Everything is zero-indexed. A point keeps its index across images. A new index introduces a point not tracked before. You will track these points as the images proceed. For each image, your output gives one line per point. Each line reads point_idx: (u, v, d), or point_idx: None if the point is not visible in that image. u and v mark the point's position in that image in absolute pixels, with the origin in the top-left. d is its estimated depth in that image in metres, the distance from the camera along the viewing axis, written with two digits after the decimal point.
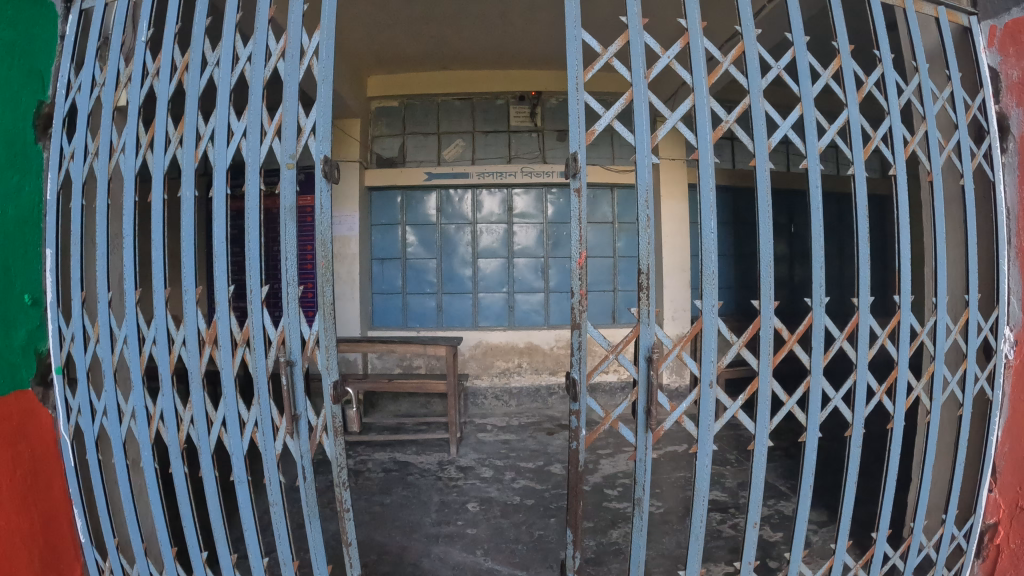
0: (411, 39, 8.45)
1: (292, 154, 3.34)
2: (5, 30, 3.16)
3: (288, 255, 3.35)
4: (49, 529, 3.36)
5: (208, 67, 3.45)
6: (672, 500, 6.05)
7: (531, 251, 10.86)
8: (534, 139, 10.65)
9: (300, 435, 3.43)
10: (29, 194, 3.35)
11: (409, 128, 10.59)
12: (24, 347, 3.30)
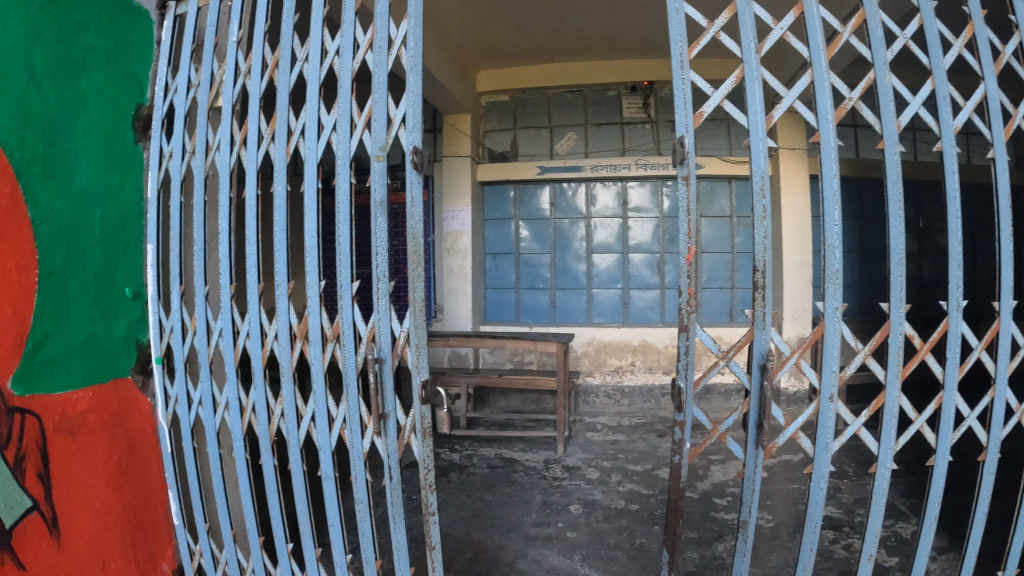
0: (519, 30, 8.32)
1: (383, 145, 3.28)
2: (103, 38, 3.30)
3: (378, 250, 3.29)
4: (143, 511, 3.50)
5: (298, 62, 3.44)
6: (783, 513, 5.62)
7: (646, 246, 10.49)
8: (648, 131, 10.25)
9: (388, 435, 3.34)
10: (129, 193, 3.50)
11: (521, 123, 10.52)
12: (124, 338, 3.45)
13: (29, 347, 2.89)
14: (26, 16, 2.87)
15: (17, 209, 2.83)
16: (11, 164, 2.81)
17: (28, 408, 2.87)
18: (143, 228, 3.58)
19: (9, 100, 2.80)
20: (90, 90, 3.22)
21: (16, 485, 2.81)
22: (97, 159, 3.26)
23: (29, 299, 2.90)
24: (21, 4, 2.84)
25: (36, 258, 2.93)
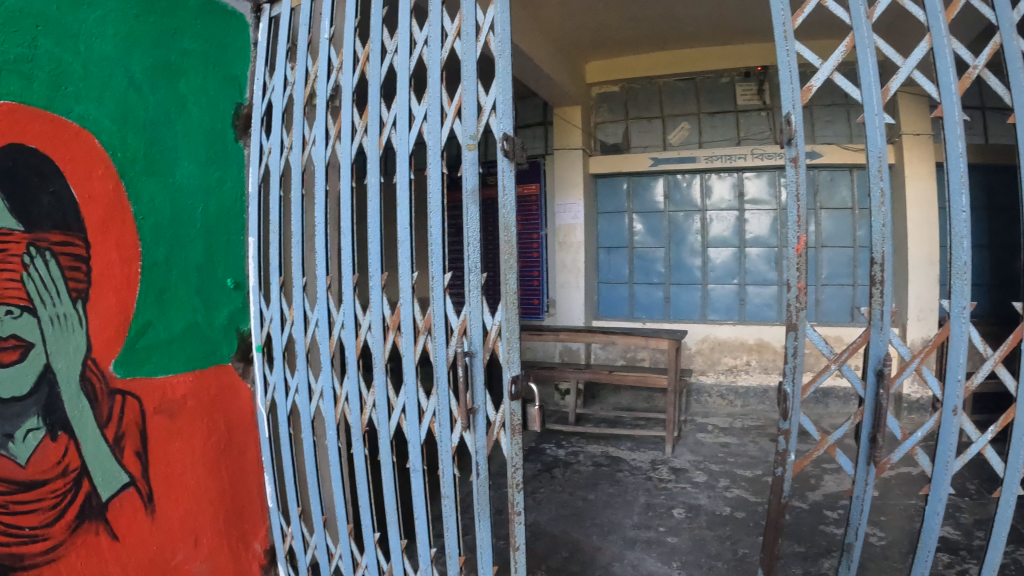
0: (626, 18, 8.08)
1: (473, 133, 3.06)
2: (198, 43, 3.44)
3: (470, 240, 3.07)
4: (237, 492, 3.61)
5: (389, 54, 3.35)
6: (896, 531, 5.19)
7: (764, 240, 9.97)
8: (765, 119, 9.73)
9: (477, 429, 3.12)
10: (231, 188, 3.64)
11: (632, 114, 10.28)
12: (225, 326, 3.59)
13: (131, 333, 3.03)
14: (122, 26, 3.02)
15: (120, 204, 2.98)
16: (113, 162, 2.96)
17: (129, 390, 3.01)
18: (245, 222, 3.72)
19: (109, 104, 2.96)
20: (188, 93, 3.36)
21: (114, 460, 2.94)
22: (197, 157, 3.41)
23: (132, 289, 3.03)
24: (116, 14, 3.00)
25: (139, 250, 3.07)
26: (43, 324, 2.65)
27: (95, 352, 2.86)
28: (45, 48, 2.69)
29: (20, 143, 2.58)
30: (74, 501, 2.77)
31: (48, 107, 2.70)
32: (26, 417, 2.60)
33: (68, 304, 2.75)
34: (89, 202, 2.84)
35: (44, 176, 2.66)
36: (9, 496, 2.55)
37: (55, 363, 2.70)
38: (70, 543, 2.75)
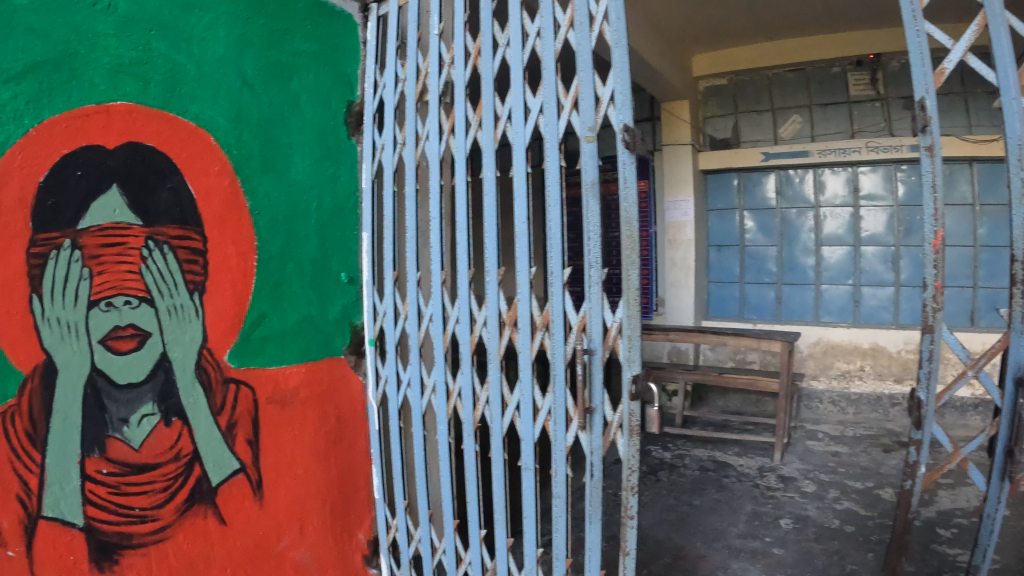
0: (724, 7, 7.80)
1: (593, 126, 2.71)
2: (305, 43, 3.40)
3: (590, 236, 2.65)
4: (345, 482, 3.62)
5: (500, 46, 2.94)
6: (1015, 554, 4.79)
7: (880, 238, 9.46)
8: (878, 110, 9.17)
9: (593, 429, 2.70)
10: (345, 184, 3.61)
11: (742, 107, 9.91)
12: (339, 320, 3.58)
13: (246, 324, 3.12)
14: (235, 27, 3.08)
15: (236, 200, 3.07)
16: (228, 159, 3.05)
17: (243, 380, 3.11)
18: (360, 217, 3.66)
19: (224, 104, 3.04)
20: (301, 91, 3.38)
21: (226, 447, 3.06)
22: (312, 153, 3.43)
23: (247, 282, 3.11)
24: (229, 16, 3.05)
25: (254, 245, 3.14)
26: (160, 314, 2.80)
27: (211, 342, 2.98)
28: (160, 52, 2.81)
29: (137, 142, 2.73)
30: (185, 485, 2.90)
31: (164, 108, 2.82)
32: (141, 403, 2.76)
33: (186, 296, 2.88)
34: (206, 197, 2.95)
35: (162, 173, 2.80)
36: (123, 476, 2.70)
37: (171, 352, 2.85)
38: (178, 525, 2.88)
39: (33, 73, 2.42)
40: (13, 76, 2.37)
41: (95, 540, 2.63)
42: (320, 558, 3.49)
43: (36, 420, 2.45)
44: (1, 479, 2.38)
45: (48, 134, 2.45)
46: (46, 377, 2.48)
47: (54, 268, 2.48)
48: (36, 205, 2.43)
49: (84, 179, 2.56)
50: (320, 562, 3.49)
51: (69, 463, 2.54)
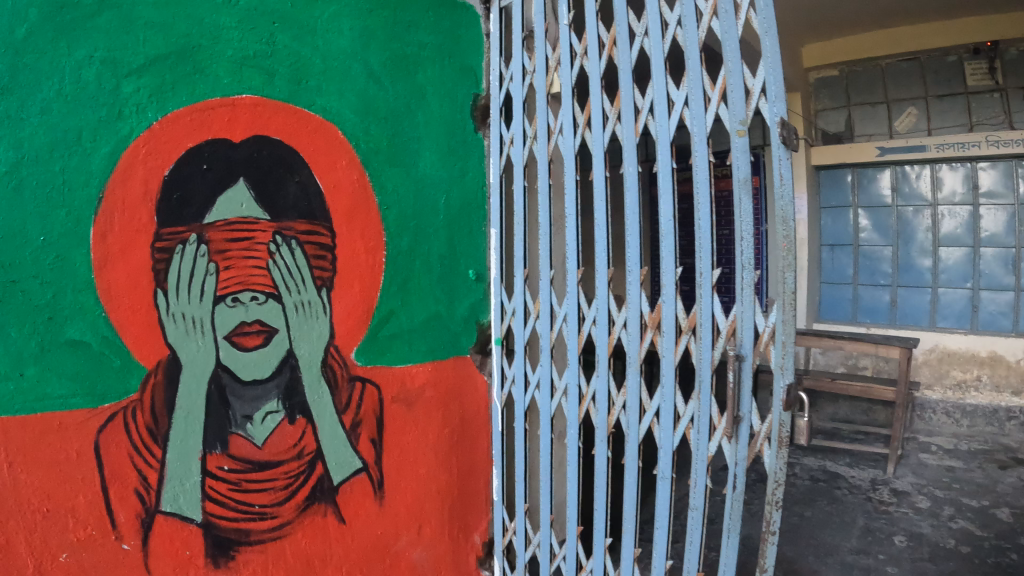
0: None
1: (744, 119, 2.63)
2: (429, 35, 3.33)
3: (743, 233, 2.62)
4: (465, 484, 3.55)
5: (639, 36, 2.90)
6: None
7: (1001, 238, 9.03)
8: (998, 101, 8.80)
9: (739, 440, 2.69)
10: (473, 179, 3.55)
11: (855, 100, 9.73)
12: (467, 317, 3.53)
13: (376, 321, 3.10)
14: (359, 19, 3.04)
15: (364, 195, 3.05)
16: (357, 152, 3.04)
17: (369, 378, 3.10)
18: (487, 214, 3.60)
19: (351, 97, 3.02)
20: (427, 83, 3.33)
21: (348, 446, 3.04)
22: (439, 148, 3.38)
23: (376, 277, 3.10)
24: (353, 8, 3.02)
25: (383, 240, 3.13)
26: (287, 310, 2.79)
27: (338, 338, 2.97)
28: (284, 44, 2.78)
29: (264, 134, 2.74)
30: (306, 483, 2.88)
31: (290, 100, 2.81)
32: (266, 400, 2.76)
33: (314, 292, 2.87)
34: (334, 191, 2.94)
35: (290, 168, 2.81)
36: (243, 473, 2.70)
37: (298, 348, 2.85)
38: (297, 522, 2.86)
39: (155, 67, 2.43)
40: (135, 70, 2.38)
41: (212, 536, 2.63)
42: (436, 558, 3.43)
43: (158, 416, 2.47)
44: (121, 471, 2.38)
45: (172, 128, 2.47)
46: (169, 372, 2.49)
47: (179, 262, 2.50)
48: (162, 199, 2.45)
49: (210, 172, 2.58)
50: (437, 562, 3.44)
51: (190, 459, 2.56)
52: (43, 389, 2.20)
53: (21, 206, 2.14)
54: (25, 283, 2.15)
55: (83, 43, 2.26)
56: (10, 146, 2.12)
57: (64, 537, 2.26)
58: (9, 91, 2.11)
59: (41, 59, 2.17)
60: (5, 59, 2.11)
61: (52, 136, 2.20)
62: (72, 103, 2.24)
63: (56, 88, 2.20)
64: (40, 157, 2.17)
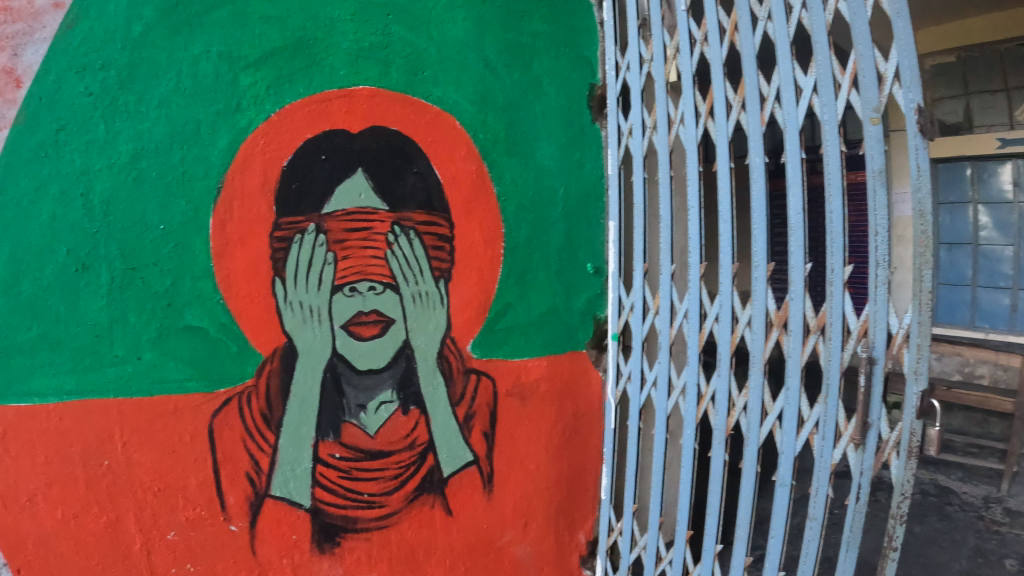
0: None
1: (878, 106, 2.57)
2: (542, 26, 3.26)
3: (877, 229, 2.61)
4: (573, 480, 3.46)
5: (762, 20, 2.82)
6: None
7: None
8: None
9: (866, 449, 2.68)
10: (591, 171, 3.41)
11: (973, 88, 7.80)
12: (584, 311, 3.42)
13: (493, 314, 3.11)
14: (473, 9, 3.05)
15: (482, 186, 3.07)
16: (474, 143, 3.06)
17: (485, 371, 3.11)
18: (605, 207, 3.46)
19: (468, 88, 3.04)
20: (543, 74, 3.27)
21: (460, 438, 3.09)
22: (557, 140, 3.30)
23: (495, 269, 3.11)
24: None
25: (501, 232, 3.13)
26: (405, 301, 2.90)
27: (454, 330, 3.02)
28: (398, 35, 2.85)
29: (381, 125, 2.85)
30: (416, 473, 2.99)
31: (406, 91, 2.89)
32: (380, 389, 2.89)
33: (431, 283, 2.95)
34: (452, 182, 3.00)
35: (407, 158, 2.90)
36: (354, 461, 2.85)
37: (414, 339, 2.94)
38: (404, 513, 2.98)
39: (272, 59, 2.60)
40: (252, 63, 2.56)
41: (320, 522, 2.82)
42: (539, 555, 3.39)
43: (273, 402, 2.69)
44: (234, 456, 2.64)
45: (290, 120, 2.65)
46: (285, 359, 2.69)
47: (297, 251, 2.68)
48: (282, 188, 2.65)
49: (328, 163, 2.74)
50: (540, 559, 3.40)
51: (302, 445, 2.76)
52: (161, 369, 2.48)
53: (144, 197, 2.40)
54: (146, 269, 2.42)
55: (201, 38, 2.47)
56: (133, 139, 2.38)
57: (173, 517, 2.56)
58: (131, 86, 2.37)
59: (160, 53, 2.41)
60: (127, 55, 2.36)
61: (171, 128, 2.44)
62: (191, 96, 2.46)
63: (175, 82, 2.44)
64: (161, 147, 2.42)
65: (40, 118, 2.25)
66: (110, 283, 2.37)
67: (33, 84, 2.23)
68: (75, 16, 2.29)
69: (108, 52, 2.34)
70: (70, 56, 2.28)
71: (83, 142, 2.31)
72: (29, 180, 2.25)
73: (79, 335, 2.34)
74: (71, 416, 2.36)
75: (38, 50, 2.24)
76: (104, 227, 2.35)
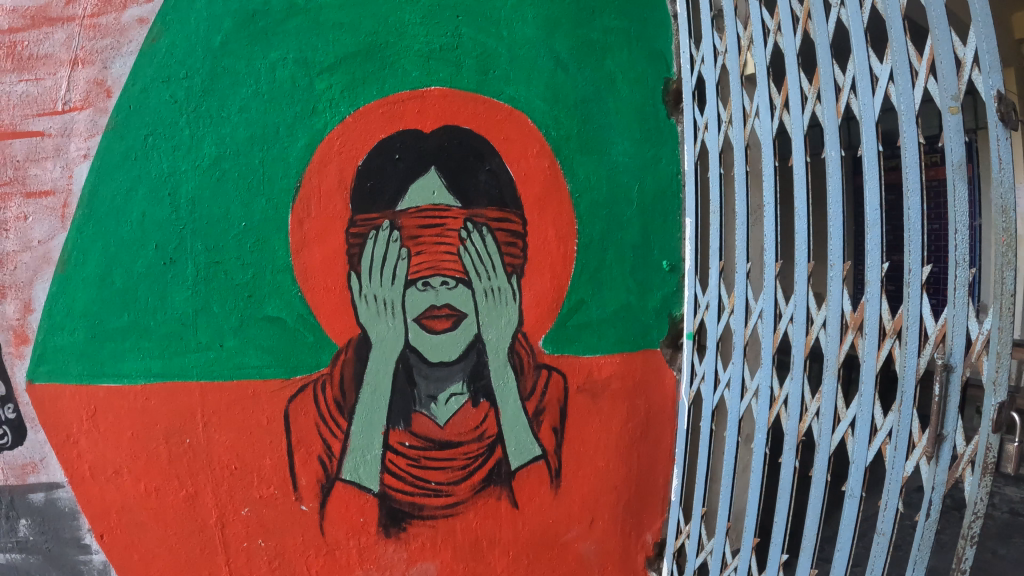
0: None
1: (957, 94, 2.45)
2: (616, 20, 3.14)
3: (956, 227, 2.48)
4: (643, 480, 3.31)
5: (834, 7, 2.72)
6: None
7: None
8: None
9: (939, 462, 2.57)
10: (666, 167, 3.25)
11: None
12: (659, 310, 3.27)
13: (564, 310, 3.09)
14: (543, 7, 3.01)
15: (555, 183, 3.04)
16: (547, 141, 3.03)
17: (555, 366, 3.10)
18: (682, 202, 3.28)
19: (540, 85, 3.01)
20: (617, 70, 3.15)
21: (530, 433, 3.10)
22: (632, 135, 3.17)
23: (568, 266, 3.08)
24: None
25: (574, 229, 3.08)
26: (477, 295, 2.97)
27: (526, 326, 3.04)
28: (469, 35, 2.93)
29: (453, 125, 2.94)
30: (483, 465, 3.05)
31: (477, 91, 2.95)
32: (451, 381, 2.99)
33: (503, 278, 3.00)
34: (525, 179, 3.01)
35: (480, 156, 2.96)
36: (423, 450, 2.99)
37: (486, 334, 3.01)
38: (470, 502, 3.07)
39: (345, 64, 2.79)
40: (326, 68, 2.77)
41: (387, 507, 2.99)
42: (605, 554, 3.32)
43: (346, 390, 2.89)
44: (310, 440, 2.88)
45: (364, 121, 2.83)
46: (359, 349, 2.88)
47: (372, 246, 2.86)
48: (357, 186, 2.84)
49: (402, 162, 2.88)
50: (605, 559, 3.33)
51: (373, 432, 2.93)
52: (241, 356, 2.77)
53: (226, 196, 2.70)
54: (228, 263, 2.71)
55: (276, 48, 2.72)
56: (215, 143, 2.68)
57: (247, 494, 2.85)
58: (213, 94, 2.67)
59: (240, 62, 2.69)
60: (208, 66, 2.67)
61: (251, 131, 2.71)
62: (269, 101, 2.72)
63: (254, 88, 2.70)
64: (242, 150, 2.70)
65: (133, 125, 2.62)
66: (194, 276, 2.69)
67: (125, 95, 2.61)
68: (158, 31, 2.64)
69: (191, 64, 2.66)
70: (157, 68, 2.63)
71: (170, 146, 2.65)
72: (124, 182, 2.63)
73: (167, 322, 2.70)
74: (156, 397, 2.72)
75: (124, 62, 2.61)
76: (190, 224, 2.68)
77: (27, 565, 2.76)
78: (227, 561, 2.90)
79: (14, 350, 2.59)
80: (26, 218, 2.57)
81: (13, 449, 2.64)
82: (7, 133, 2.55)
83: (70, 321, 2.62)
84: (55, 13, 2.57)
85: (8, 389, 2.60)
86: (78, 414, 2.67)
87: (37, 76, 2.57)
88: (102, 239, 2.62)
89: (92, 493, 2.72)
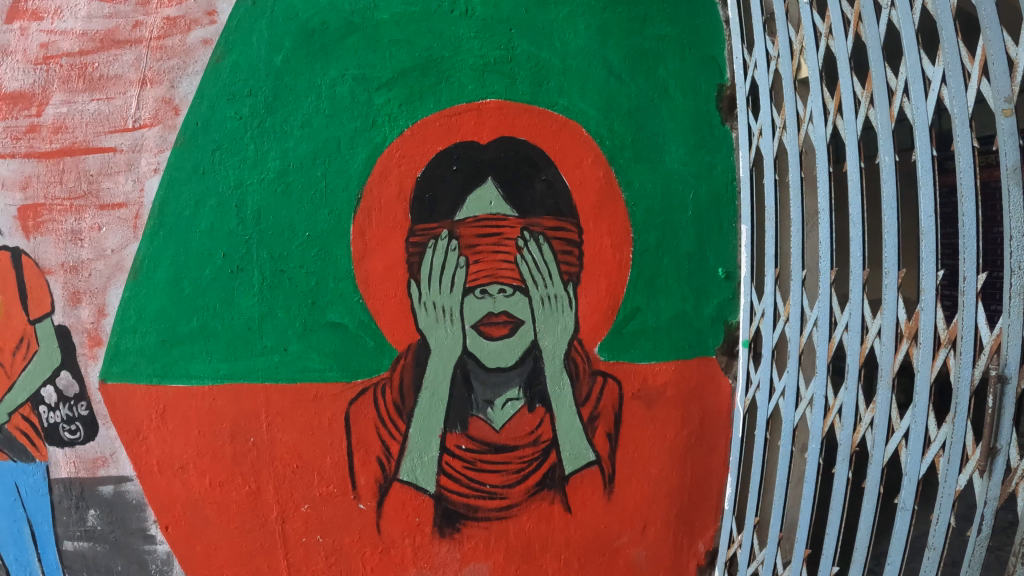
0: None
1: (1010, 96, 2.42)
2: (666, 26, 3.13)
3: (1014, 232, 2.46)
4: (697, 487, 3.28)
5: (885, 8, 2.68)
6: None
7: None
8: None
9: (993, 476, 2.56)
10: (721, 173, 3.20)
11: None
12: (714, 317, 3.22)
13: (620, 317, 3.10)
14: (594, 18, 3.04)
15: (611, 192, 3.06)
16: (601, 150, 3.06)
17: (611, 373, 3.12)
18: (737, 210, 3.23)
19: (593, 95, 3.04)
20: (670, 78, 3.13)
21: (584, 438, 3.13)
22: (685, 141, 3.15)
23: (624, 273, 3.09)
24: (587, 7, 3.04)
25: (630, 236, 3.09)
26: (534, 303, 3.03)
27: (582, 333, 3.08)
28: (522, 48, 2.97)
29: (509, 136, 2.99)
30: (538, 468, 3.10)
31: (532, 102, 3.00)
32: (508, 386, 3.05)
33: (560, 286, 3.05)
34: (580, 188, 3.04)
35: (536, 166, 3.01)
36: (479, 453, 3.05)
37: (542, 340, 3.06)
38: (524, 505, 3.12)
39: (401, 79, 2.89)
40: (385, 83, 2.88)
41: (442, 507, 3.07)
42: (657, 561, 3.31)
43: (405, 394, 2.99)
44: (369, 441, 2.99)
45: (421, 134, 2.92)
46: (418, 354, 2.98)
47: (432, 255, 2.95)
48: (415, 198, 2.93)
49: (459, 172, 2.95)
50: (656, 565, 3.31)
51: (430, 434, 3.02)
52: (305, 359, 2.91)
53: (290, 208, 2.85)
54: (293, 271, 2.87)
55: (336, 64, 2.84)
56: (279, 157, 2.84)
57: (308, 491, 2.99)
58: (275, 110, 2.83)
59: (301, 79, 2.84)
60: (271, 84, 2.83)
61: (313, 145, 2.85)
62: (330, 116, 2.85)
63: (315, 105, 2.84)
64: (304, 164, 2.85)
65: (201, 142, 2.82)
66: (260, 283, 2.86)
67: (192, 114, 2.81)
68: (221, 51, 2.82)
69: (255, 82, 2.83)
70: (223, 87, 2.82)
71: (236, 160, 2.83)
72: (192, 195, 2.82)
73: (234, 326, 2.87)
74: (222, 398, 2.90)
75: (190, 81, 2.81)
76: (255, 234, 2.84)
77: (96, 552, 3.01)
78: (286, 555, 3.04)
79: (88, 350, 2.86)
80: (100, 228, 2.83)
81: (86, 443, 2.91)
82: (81, 149, 2.81)
83: (142, 324, 2.85)
84: (123, 36, 2.81)
85: (83, 387, 2.88)
86: (147, 414, 2.89)
87: (108, 95, 2.81)
88: (173, 248, 2.83)
89: (159, 487, 2.94)
